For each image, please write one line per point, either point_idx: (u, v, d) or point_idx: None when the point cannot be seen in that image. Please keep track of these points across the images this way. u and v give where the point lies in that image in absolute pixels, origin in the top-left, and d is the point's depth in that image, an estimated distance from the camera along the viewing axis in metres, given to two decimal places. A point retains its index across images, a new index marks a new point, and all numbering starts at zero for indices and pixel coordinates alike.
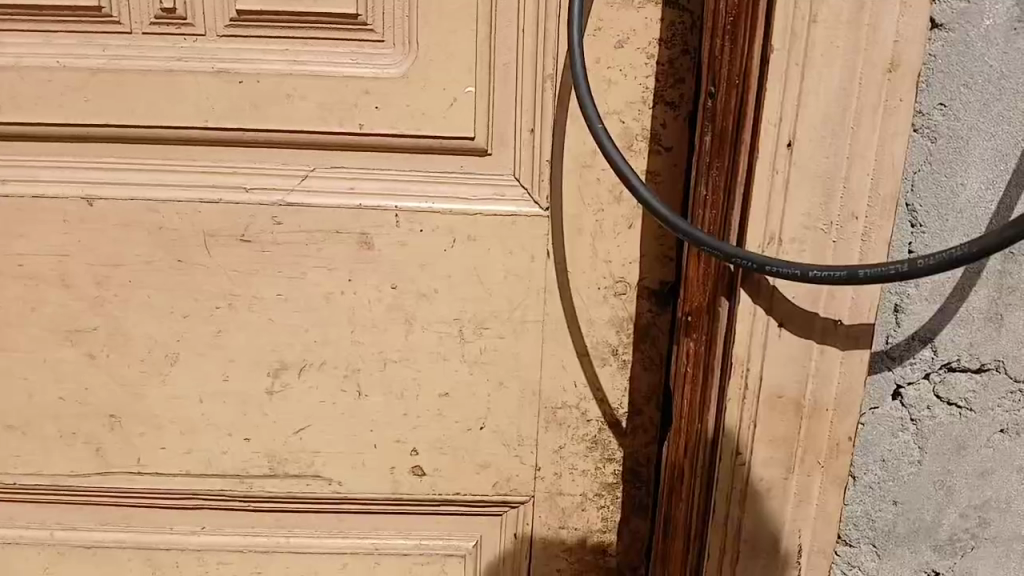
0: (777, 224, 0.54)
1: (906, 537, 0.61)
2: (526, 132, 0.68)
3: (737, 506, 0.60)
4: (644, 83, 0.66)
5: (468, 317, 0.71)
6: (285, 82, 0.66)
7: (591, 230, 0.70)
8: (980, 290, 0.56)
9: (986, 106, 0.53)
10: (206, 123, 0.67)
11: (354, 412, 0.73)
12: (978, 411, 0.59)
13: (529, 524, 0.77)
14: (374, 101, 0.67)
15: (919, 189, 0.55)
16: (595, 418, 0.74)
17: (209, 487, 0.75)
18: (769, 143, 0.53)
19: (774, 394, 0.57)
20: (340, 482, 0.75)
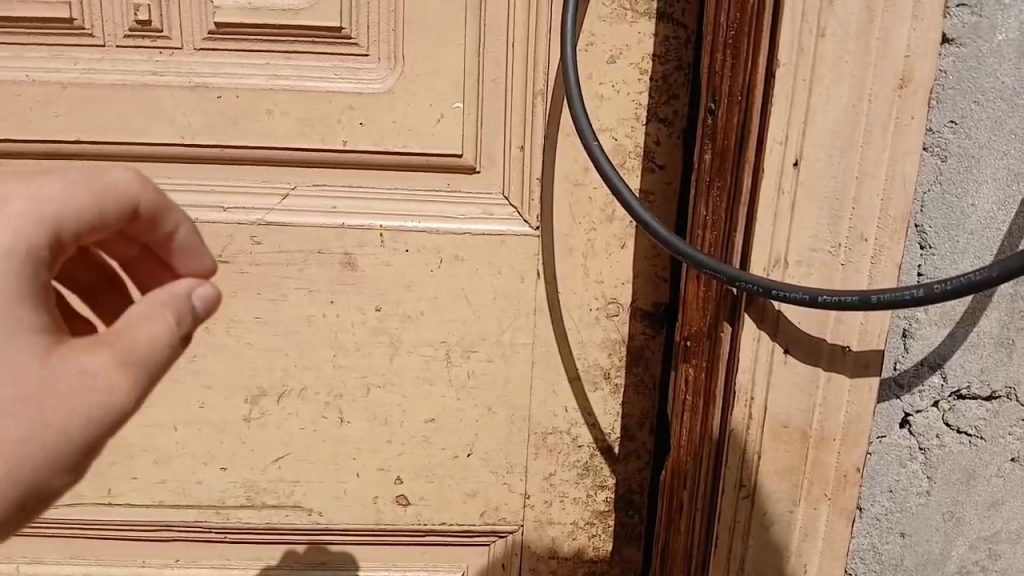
0: (782, 246, 0.52)
1: (914, 570, 0.59)
2: (515, 149, 0.66)
3: (740, 538, 0.57)
4: (637, 99, 0.63)
5: (456, 340, 0.68)
6: (265, 97, 0.64)
7: (583, 250, 0.67)
8: (991, 314, 0.54)
9: (998, 123, 0.51)
10: (182, 140, 0.64)
11: (337, 440, 0.70)
12: (988, 440, 0.57)
13: (518, 554, 0.74)
14: (358, 116, 0.64)
15: (928, 209, 0.53)
16: (586, 443, 0.71)
17: (184, 518, 0.72)
18: (775, 162, 0.51)
19: (779, 424, 0.55)
20: (321, 513, 0.72)
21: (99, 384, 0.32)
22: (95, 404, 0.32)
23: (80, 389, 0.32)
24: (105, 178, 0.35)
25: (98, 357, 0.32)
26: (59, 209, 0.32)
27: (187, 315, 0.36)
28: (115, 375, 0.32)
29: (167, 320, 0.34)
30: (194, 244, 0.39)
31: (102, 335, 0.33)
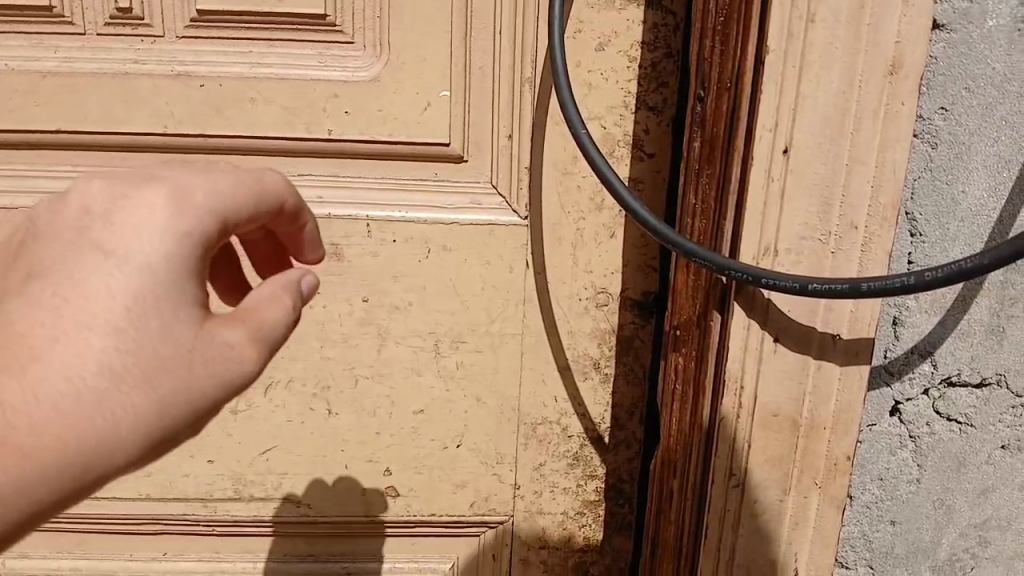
0: (772, 235, 0.52)
1: (904, 557, 0.59)
2: (503, 138, 0.65)
3: (729, 527, 0.57)
4: (626, 87, 0.63)
5: (444, 331, 0.67)
6: (249, 85, 0.63)
7: (572, 240, 0.66)
8: (981, 302, 0.54)
9: (989, 110, 0.51)
10: (165, 129, 0.63)
11: (325, 432, 0.69)
12: (978, 427, 0.57)
13: (508, 544, 0.74)
14: (344, 105, 0.64)
15: (918, 196, 0.53)
16: (576, 433, 0.71)
17: (170, 512, 0.71)
18: (764, 150, 0.50)
19: (769, 413, 0.55)
20: (310, 505, 0.71)
21: (239, 357, 0.33)
22: (232, 372, 0.33)
23: (227, 360, 0.33)
24: (260, 181, 0.36)
25: (241, 333, 0.34)
26: (228, 204, 0.34)
27: (300, 304, 0.38)
28: (251, 350, 0.34)
29: (289, 306, 0.36)
30: (315, 237, 0.42)
31: (240, 313, 0.35)
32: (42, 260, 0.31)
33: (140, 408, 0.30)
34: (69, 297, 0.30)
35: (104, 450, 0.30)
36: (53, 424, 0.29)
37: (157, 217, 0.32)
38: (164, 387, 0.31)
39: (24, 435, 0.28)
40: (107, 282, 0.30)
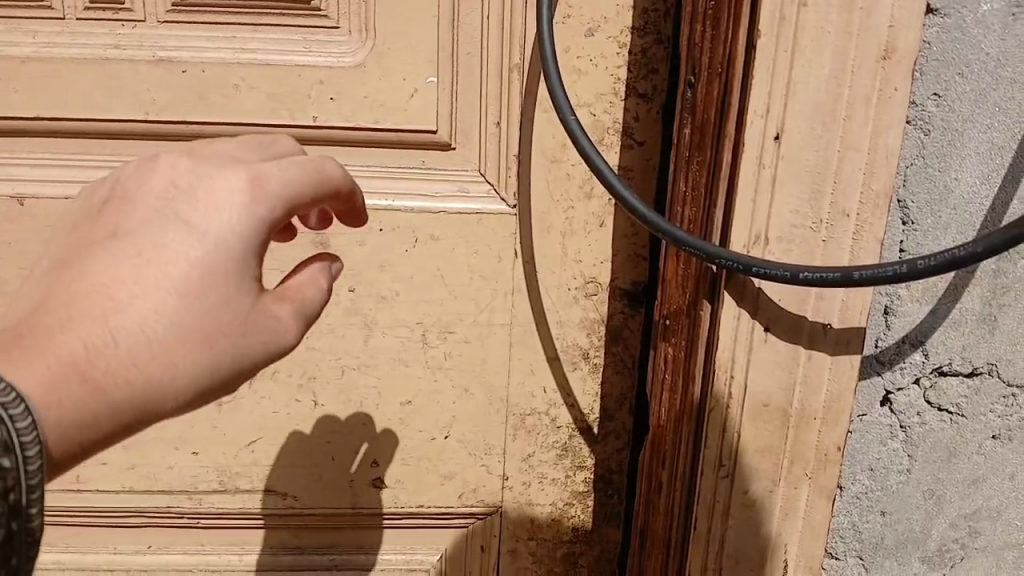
0: (763, 222, 0.51)
1: (894, 548, 0.59)
2: (491, 125, 0.64)
3: (718, 518, 0.56)
4: (616, 73, 0.62)
5: (432, 321, 0.67)
6: (232, 71, 0.62)
7: (561, 228, 0.66)
8: (973, 290, 0.53)
9: (982, 96, 0.51)
10: (147, 116, 0.62)
11: (311, 423, 0.68)
12: (969, 417, 0.56)
13: (496, 536, 0.73)
14: (329, 91, 0.62)
15: (911, 183, 0.52)
16: (565, 423, 0.71)
17: (155, 504, 0.70)
18: (755, 136, 0.50)
19: (759, 403, 0.54)
20: (296, 497, 0.70)
21: (280, 328, 0.39)
22: (276, 340, 0.38)
23: (272, 330, 0.38)
24: (323, 171, 0.41)
25: (285, 307, 0.39)
26: (295, 193, 0.39)
27: (331, 284, 0.43)
28: (290, 322, 0.39)
29: (324, 286, 0.42)
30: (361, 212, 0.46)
31: (285, 288, 0.40)
32: (128, 221, 0.37)
33: (195, 364, 0.36)
34: (152, 258, 0.35)
35: (163, 395, 0.35)
36: (128, 366, 0.34)
37: (232, 200, 0.37)
38: (220, 347, 0.36)
39: (102, 374, 0.33)
40: (186, 252, 0.36)
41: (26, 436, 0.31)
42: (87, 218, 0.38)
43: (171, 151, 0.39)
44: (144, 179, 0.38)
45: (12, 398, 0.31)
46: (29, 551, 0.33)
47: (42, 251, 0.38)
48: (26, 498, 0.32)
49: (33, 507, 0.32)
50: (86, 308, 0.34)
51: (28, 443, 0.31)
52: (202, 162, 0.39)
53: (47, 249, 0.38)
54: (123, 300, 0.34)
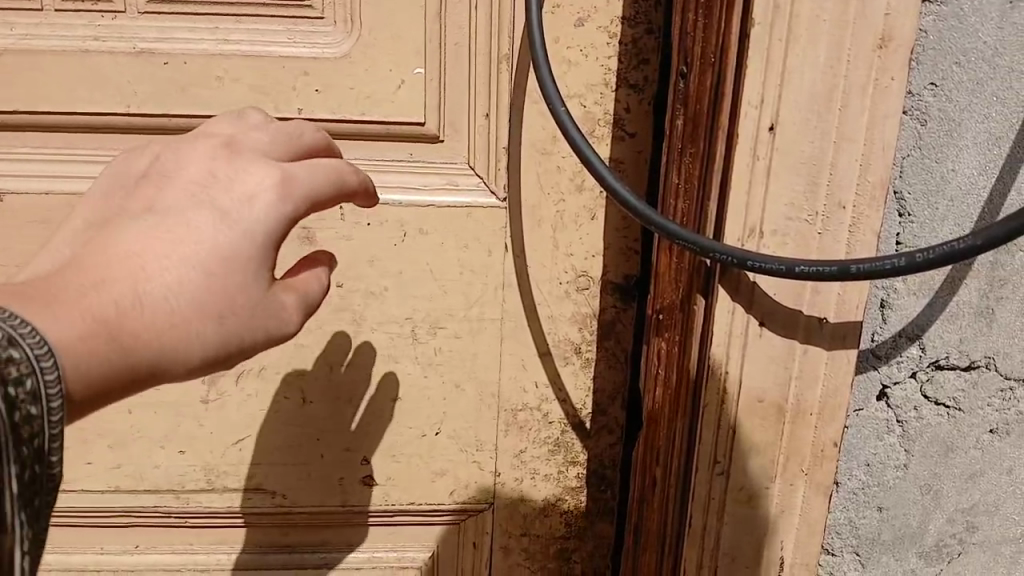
0: (757, 215, 0.50)
1: (891, 544, 0.58)
2: (480, 117, 0.63)
3: (714, 515, 0.56)
4: (606, 64, 0.61)
5: (422, 317, 0.66)
6: (215, 63, 0.61)
7: (552, 222, 0.65)
8: (970, 283, 0.52)
9: (980, 85, 0.50)
10: (128, 110, 0.61)
11: (299, 421, 0.67)
12: (966, 411, 0.56)
13: (488, 533, 0.72)
14: (314, 83, 0.61)
15: (907, 175, 0.51)
16: (557, 419, 0.70)
17: (142, 504, 0.69)
18: (749, 127, 0.49)
19: (754, 399, 0.53)
20: (285, 495, 0.69)
21: (285, 314, 0.41)
22: (280, 326, 0.41)
23: (279, 314, 0.41)
24: (340, 175, 0.45)
25: (291, 297, 0.42)
26: (317, 193, 0.43)
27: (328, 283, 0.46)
28: (293, 309, 0.42)
29: (325, 282, 0.45)
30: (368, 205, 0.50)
31: (291, 277, 0.43)
32: (164, 198, 0.40)
33: (208, 338, 0.38)
34: (187, 234, 0.38)
35: (177, 360, 0.37)
36: (151, 329, 0.36)
37: (262, 194, 0.41)
38: (233, 324, 0.39)
39: (128, 332, 0.36)
40: (215, 235, 0.39)
41: (51, 384, 0.32)
42: (124, 189, 0.41)
43: (207, 138, 0.43)
44: (182, 161, 0.42)
45: (38, 347, 0.32)
46: (46, 502, 0.33)
47: (76, 216, 0.41)
48: (48, 445, 0.32)
49: (54, 455, 0.33)
50: (120, 274, 0.36)
51: (52, 392, 0.32)
52: (235, 152, 0.42)
53: (79, 213, 0.41)
54: (154, 269, 0.37)
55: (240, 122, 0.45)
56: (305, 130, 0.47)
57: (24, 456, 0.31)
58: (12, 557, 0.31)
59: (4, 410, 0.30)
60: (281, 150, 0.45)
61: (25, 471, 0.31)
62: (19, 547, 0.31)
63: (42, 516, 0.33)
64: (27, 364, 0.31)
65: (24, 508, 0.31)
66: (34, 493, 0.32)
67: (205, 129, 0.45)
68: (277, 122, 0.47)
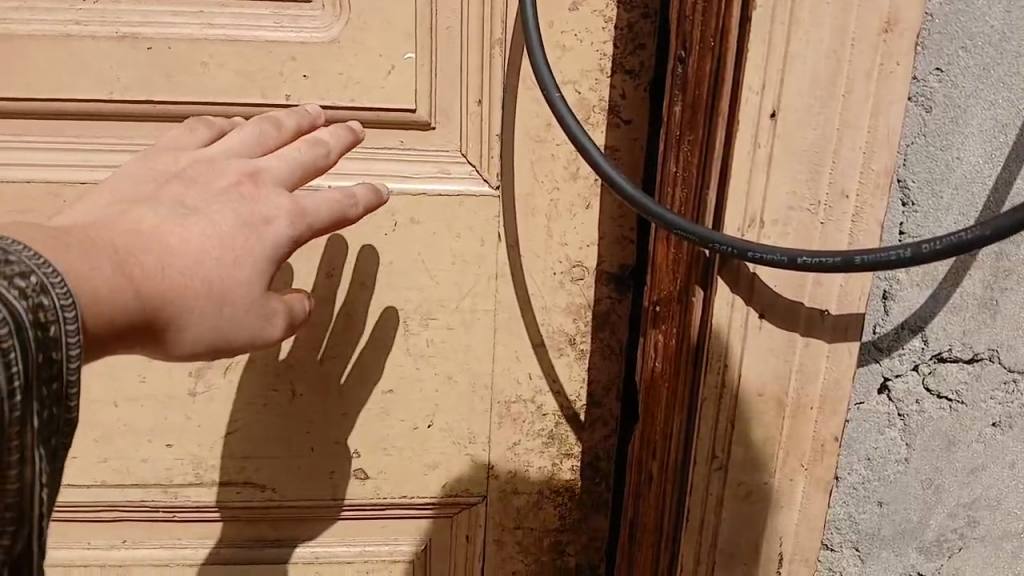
0: (758, 205, 0.49)
1: (891, 539, 0.57)
2: (472, 103, 0.62)
3: (712, 510, 0.55)
4: (601, 49, 0.59)
5: (413, 308, 0.64)
6: (200, 48, 0.59)
7: (546, 211, 0.63)
8: (975, 274, 0.51)
9: (986, 70, 0.49)
10: (111, 96, 0.59)
11: (289, 414, 0.66)
12: (969, 404, 0.55)
13: (481, 526, 0.71)
14: (302, 68, 0.60)
15: (911, 162, 0.50)
16: (551, 411, 0.68)
17: (129, 499, 0.68)
18: (750, 113, 0.47)
19: (753, 392, 0.52)
20: (275, 489, 0.68)
21: (274, 321, 0.47)
22: (263, 328, 0.46)
23: (266, 318, 0.46)
24: (348, 197, 0.52)
25: (279, 305, 0.48)
26: (320, 225, 0.50)
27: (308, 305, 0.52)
28: (280, 319, 0.47)
29: (303, 305, 0.50)
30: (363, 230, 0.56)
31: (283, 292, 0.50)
32: (197, 194, 0.47)
33: (202, 321, 0.43)
34: (212, 228, 0.45)
35: (173, 329, 0.42)
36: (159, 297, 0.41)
37: (278, 218, 0.48)
38: (230, 314, 0.44)
39: (141, 296, 0.40)
40: (236, 235, 0.45)
41: (71, 334, 0.34)
42: (154, 181, 0.47)
43: (239, 162, 0.49)
44: (215, 173, 0.48)
45: (65, 299, 0.34)
46: (63, 442, 0.35)
47: (105, 195, 0.46)
48: (67, 389, 0.35)
49: (72, 399, 0.35)
50: (144, 247, 0.42)
51: (72, 340, 0.34)
52: (259, 176, 0.49)
53: (111, 192, 0.46)
54: (176, 248, 0.43)
55: (266, 139, 0.52)
56: (319, 155, 0.52)
57: (43, 397, 0.33)
58: (31, 484, 0.33)
59: (32, 351, 0.32)
60: (298, 174, 0.52)
61: (44, 410, 0.34)
62: (38, 479, 0.33)
63: (59, 454, 0.35)
64: (53, 313, 0.34)
65: (42, 445, 0.34)
66: (52, 432, 0.34)
67: (234, 143, 0.51)
68: (300, 145, 0.52)
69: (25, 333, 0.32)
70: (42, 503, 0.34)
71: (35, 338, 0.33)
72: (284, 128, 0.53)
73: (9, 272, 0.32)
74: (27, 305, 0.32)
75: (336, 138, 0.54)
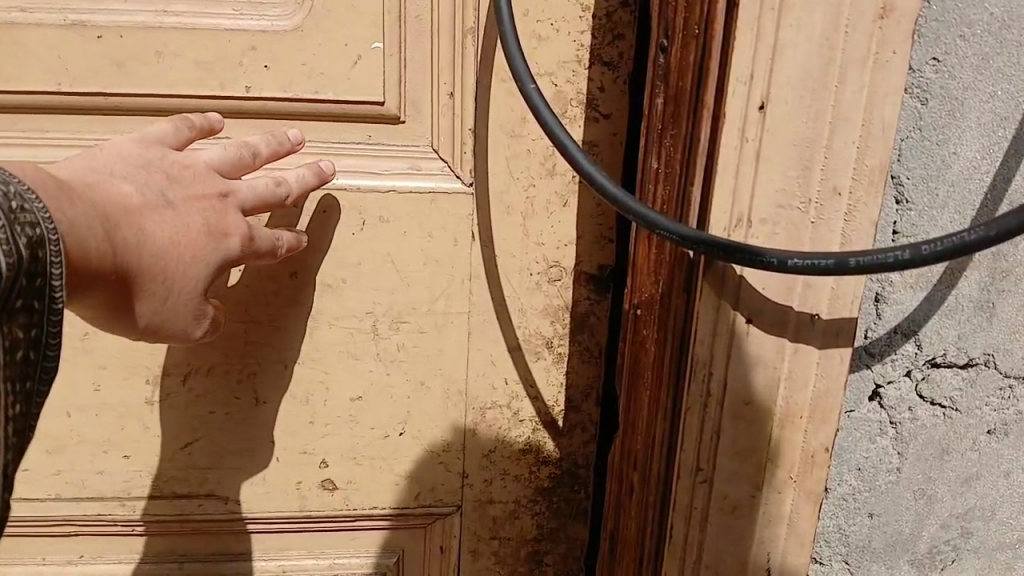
0: (745, 204, 0.46)
1: (882, 552, 0.55)
2: (444, 95, 0.59)
3: (696, 525, 0.53)
4: (579, 39, 0.57)
5: (383, 311, 0.61)
6: (154, 37, 0.55)
7: (521, 209, 0.61)
8: (971, 275, 0.50)
9: (985, 61, 0.46)
10: (59, 88, 0.56)
11: (253, 422, 0.63)
12: (963, 411, 0.53)
13: (456, 536, 0.68)
14: (263, 58, 0.56)
15: (906, 158, 0.48)
16: (528, 417, 0.66)
17: (84, 512, 0.64)
18: (738, 105, 0.45)
19: (740, 400, 0.50)
20: (239, 501, 0.65)
21: (202, 322, 0.49)
22: (189, 327, 0.48)
23: (197, 319, 0.49)
24: (281, 241, 0.53)
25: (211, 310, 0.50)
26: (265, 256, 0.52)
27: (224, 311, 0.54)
28: (208, 322, 0.49)
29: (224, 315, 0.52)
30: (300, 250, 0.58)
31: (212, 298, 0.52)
32: (177, 189, 0.47)
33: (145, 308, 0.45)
34: (182, 226, 0.46)
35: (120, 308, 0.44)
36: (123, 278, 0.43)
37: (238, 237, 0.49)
38: (169, 307, 0.46)
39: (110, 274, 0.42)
40: (202, 241, 0.47)
41: (57, 289, 0.37)
42: (140, 165, 0.47)
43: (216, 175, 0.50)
44: (195, 180, 0.49)
45: (56, 257, 0.37)
46: (38, 387, 0.39)
47: (89, 160, 0.46)
48: (48, 334, 0.38)
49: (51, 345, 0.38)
50: (123, 223, 0.43)
51: (57, 294, 0.37)
52: (227, 201, 0.50)
53: (97, 158, 0.46)
54: (148, 235, 0.44)
55: (241, 165, 0.52)
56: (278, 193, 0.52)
57: (20, 342, 0.37)
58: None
59: (14, 300, 0.35)
60: (256, 209, 0.51)
61: (20, 353, 0.37)
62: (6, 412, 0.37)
63: (35, 398, 0.39)
64: (45, 266, 0.36)
65: (14, 382, 0.37)
66: (25, 375, 0.38)
67: (213, 158, 0.51)
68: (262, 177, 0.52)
69: (16, 282, 0.35)
70: (7, 434, 0.37)
71: (24, 287, 0.36)
72: (258, 157, 0.53)
73: (18, 223, 0.35)
74: (28, 257, 0.35)
75: (303, 184, 0.54)
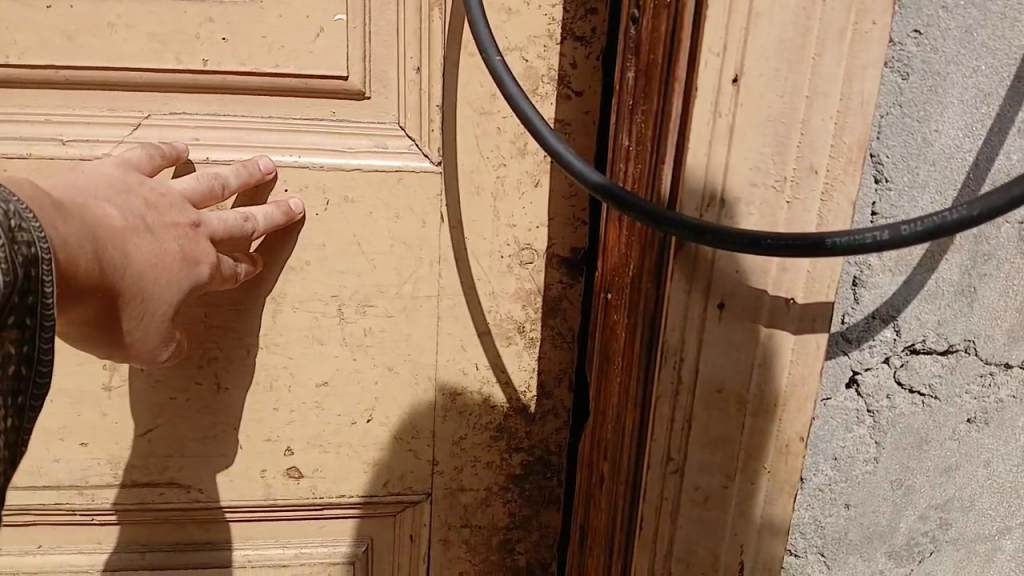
0: (718, 181, 0.44)
1: (858, 543, 0.54)
2: (411, 71, 0.56)
3: (666, 516, 0.51)
4: (550, 13, 0.55)
5: (349, 294, 0.59)
6: (106, 7, 0.53)
7: (492, 190, 0.58)
8: (952, 257, 0.48)
9: (968, 34, 0.45)
10: (7, 60, 0.53)
11: (213, 409, 0.61)
12: (942, 399, 0.51)
13: (426, 524, 0.67)
14: (221, 30, 0.54)
15: (886, 136, 0.46)
16: (499, 403, 0.64)
17: (41, 501, 0.62)
18: (711, 78, 0.43)
19: (712, 387, 0.48)
20: (201, 490, 0.63)
21: (168, 346, 0.48)
22: (155, 350, 0.47)
23: (164, 343, 0.47)
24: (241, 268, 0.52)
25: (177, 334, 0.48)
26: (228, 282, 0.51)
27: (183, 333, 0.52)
28: (174, 347, 0.48)
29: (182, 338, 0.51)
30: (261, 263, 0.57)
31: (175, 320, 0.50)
32: (156, 214, 0.45)
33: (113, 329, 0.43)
34: (161, 250, 0.44)
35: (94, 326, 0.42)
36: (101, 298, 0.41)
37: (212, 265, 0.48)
38: (139, 329, 0.45)
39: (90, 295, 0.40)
40: (180, 267, 0.46)
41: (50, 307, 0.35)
42: (120, 188, 0.44)
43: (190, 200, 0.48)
44: (171, 207, 0.46)
45: (49, 275, 0.35)
46: (30, 401, 0.36)
47: (70, 179, 0.43)
48: (39, 349, 0.35)
49: (44, 362, 0.36)
50: (109, 244, 0.41)
51: (50, 310, 0.35)
52: (200, 230, 0.47)
53: (78, 178, 0.43)
54: (131, 257, 0.42)
55: (211, 197, 0.50)
56: (246, 225, 0.51)
57: (11, 357, 0.34)
58: None
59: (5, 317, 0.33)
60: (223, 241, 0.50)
61: (11, 367, 0.34)
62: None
63: (27, 412, 0.36)
64: (39, 284, 0.34)
65: (6, 399, 0.35)
66: (17, 390, 0.35)
67: (187, 187, 0.48)
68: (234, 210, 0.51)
69: (11, 299, 0.33)
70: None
71: (18, 304, 0.33)
72: (228, 189, 0.51)
73: (17, 241, 0.33)
74: (24, 275, 0.33)
75: (270, 222, 0.53)
